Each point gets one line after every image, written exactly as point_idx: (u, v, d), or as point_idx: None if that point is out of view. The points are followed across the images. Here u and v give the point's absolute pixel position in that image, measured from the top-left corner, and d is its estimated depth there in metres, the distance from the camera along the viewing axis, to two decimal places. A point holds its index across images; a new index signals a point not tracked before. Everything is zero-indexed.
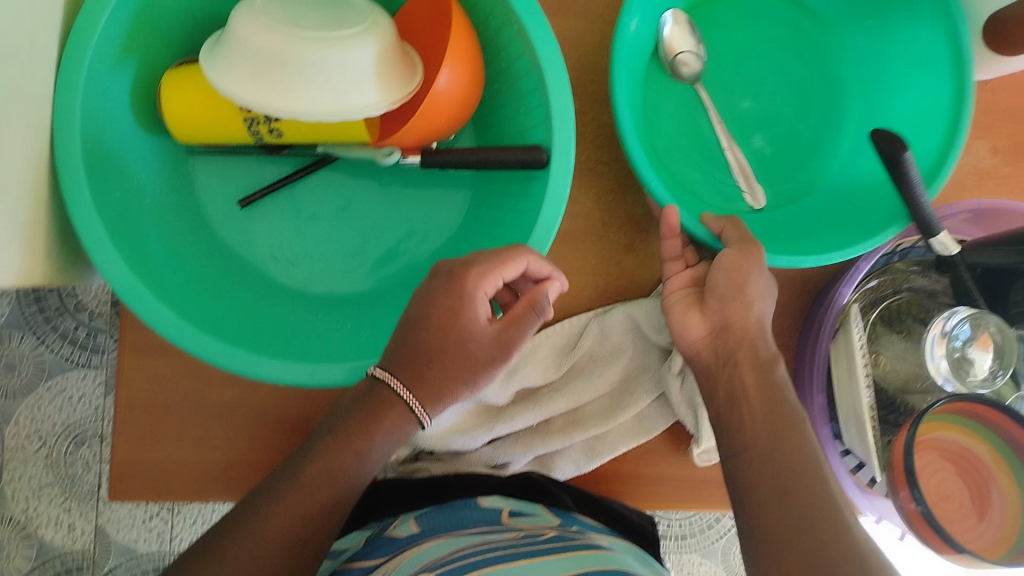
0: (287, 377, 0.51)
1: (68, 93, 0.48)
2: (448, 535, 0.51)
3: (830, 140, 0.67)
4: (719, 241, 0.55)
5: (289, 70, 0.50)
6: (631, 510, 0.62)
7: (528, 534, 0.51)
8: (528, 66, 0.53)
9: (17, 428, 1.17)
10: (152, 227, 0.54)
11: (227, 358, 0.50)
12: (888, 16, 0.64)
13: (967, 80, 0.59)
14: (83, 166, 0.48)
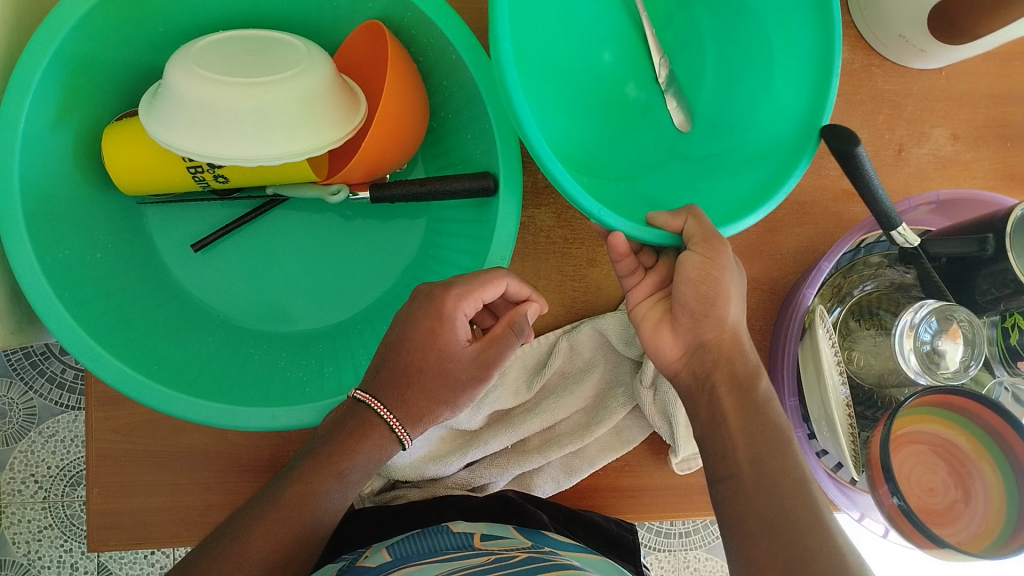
0: (248, 423, 0.50)
1: (5, 157, 0.48)
2: (421, 563, 0.49)
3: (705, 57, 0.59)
4: (680, 237, 0.50)
5: (229, 117, 0.50)
6: (609, 520, 0.61)
7: (500, 558, 0.50)
8: (470, 93, 0.53)
9: (12, 474, 1.17)
10: (106, 279, 0.54)
11: (184, 408, 0.50)
12: None
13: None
14: (25, 229, 0.48)
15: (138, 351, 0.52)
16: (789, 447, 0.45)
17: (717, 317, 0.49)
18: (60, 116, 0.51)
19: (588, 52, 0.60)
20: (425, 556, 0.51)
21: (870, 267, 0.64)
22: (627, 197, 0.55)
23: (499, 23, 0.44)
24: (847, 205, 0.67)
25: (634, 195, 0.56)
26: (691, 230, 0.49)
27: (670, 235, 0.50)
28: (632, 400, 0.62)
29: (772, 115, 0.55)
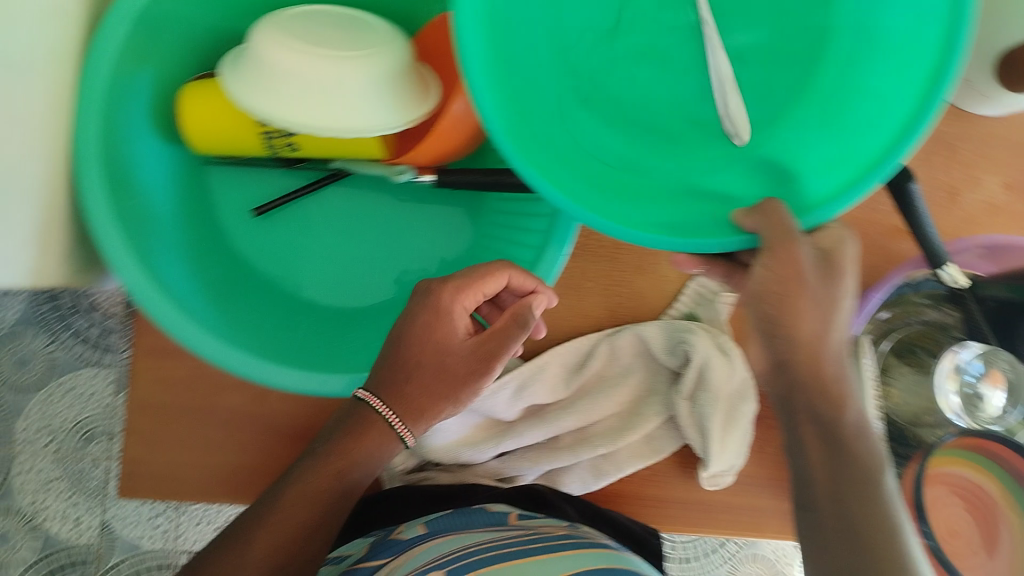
0: (287, 382, 0.51)
1: (88, 101, 0.48)
2: (456, 534, 0.54)
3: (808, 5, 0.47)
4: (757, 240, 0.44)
5: (308, 88, 0.50)
6: (637, 523, 0.62)
7: (535, 531, 0.53)
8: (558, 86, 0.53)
9: (27, 423, 1.18)
10: (168, 234, 0.55)
11: (230, 360, 0.51)
12: None
13: None
14: (101, 175, 0.49)
15: (196, 308, 0.53)
16: (827, 467, 0.47)
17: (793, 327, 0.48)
18: (144, 70, 0.52)
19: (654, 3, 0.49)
20: (462, 528, 0.55)
21: (918, 302, 0.63)
22: (743, 173, 0.48)
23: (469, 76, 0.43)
24: (898, 241, 0.67)
25: (749, 164, 0.48)
26: (761, 230, 0.43)
27: (751, 237, 0.44)
28: (667, 410, 0.63)
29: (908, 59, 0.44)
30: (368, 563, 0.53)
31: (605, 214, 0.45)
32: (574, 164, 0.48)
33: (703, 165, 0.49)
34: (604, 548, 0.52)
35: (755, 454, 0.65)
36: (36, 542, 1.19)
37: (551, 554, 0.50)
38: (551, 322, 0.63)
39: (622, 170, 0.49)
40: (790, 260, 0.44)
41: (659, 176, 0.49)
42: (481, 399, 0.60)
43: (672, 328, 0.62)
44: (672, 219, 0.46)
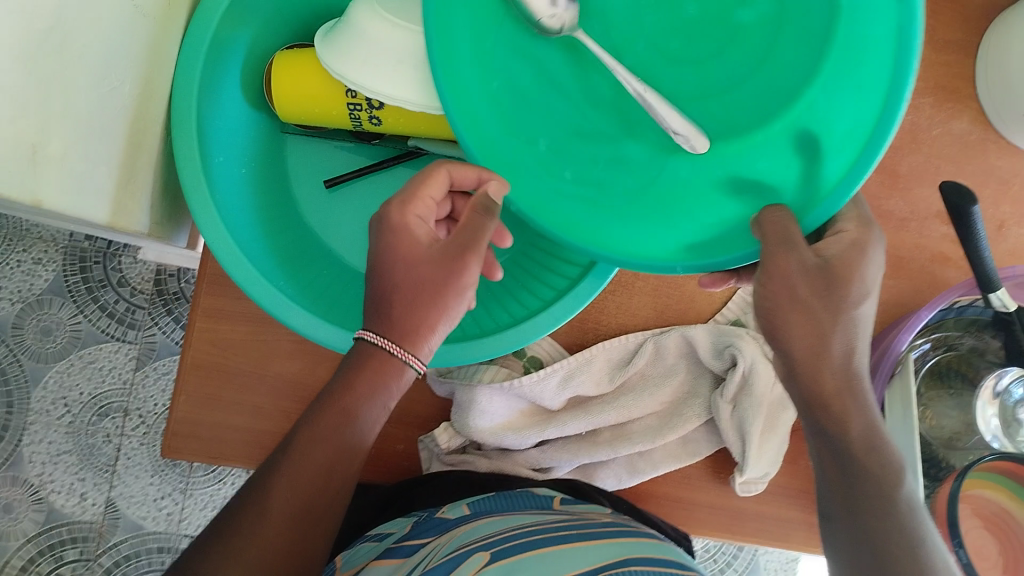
0: (320, 335, 0.51)
1: (193, 53, 0.50)
2: (501, 514, 0.54)
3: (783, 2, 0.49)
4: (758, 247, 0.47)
5: (398, 58, 0.52)
6: (666, 523, 0.63)
7: (579, 518, 0.53)
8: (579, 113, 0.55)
9: (43, 393, 1.15)
10: (246, 191, 0.56)
11: (276, 307, 0.51)
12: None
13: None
14: (196, 124, 0.51)
15: (267, 263, 0.54)
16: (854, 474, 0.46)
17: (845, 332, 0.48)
18: (243, 33, 0.54)
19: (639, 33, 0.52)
20: (506, 510, 0.55)
21: (956, 328, 0.64)
22: (784, 158, 0.49)
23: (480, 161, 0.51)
24: (942, 269, 0.68)
25: (790, 143, 0.49)
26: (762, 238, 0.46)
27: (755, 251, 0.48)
28: (706, 413, 0.63)
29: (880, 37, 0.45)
30: (413, 540, 0.53)
31: (630, 243, 0.51)
32: (613, 189, 0.52)
33: (744, 153, 0.50)
34: (652, 538, 0.51)
35: (789, 465, 0.66)
36: (38, 515, 1.13)
37: (602, 540, 0.49)
38: (599, 317, 0.65)
39: (672, 176, 0.51)
40: (781, 271, 0.46)
41: (696, 177, 0.51)
42: (530, 384, 0.62)
43: (719, 332, 0.63)
44: (704, 229, 0.50)
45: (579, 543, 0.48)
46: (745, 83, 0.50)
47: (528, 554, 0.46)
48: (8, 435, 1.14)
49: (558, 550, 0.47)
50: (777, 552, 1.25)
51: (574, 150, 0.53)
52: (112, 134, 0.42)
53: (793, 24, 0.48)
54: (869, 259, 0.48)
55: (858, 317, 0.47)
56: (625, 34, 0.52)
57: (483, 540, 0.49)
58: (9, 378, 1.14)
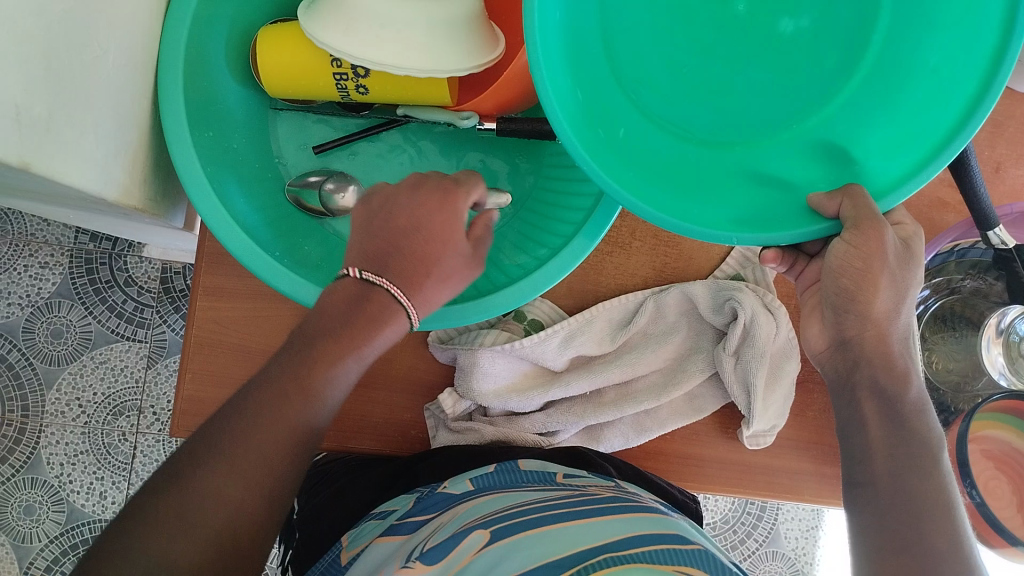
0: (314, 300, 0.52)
1: (175, 31, 0.50)
2: (504, 491, 0.54)
3: (713, 85, 0.54)
4: (836, 224, 0.46)
5: (380, 27, 0.52)
6: (675, 489, 0.63)
7: (585, 492, 0.53)
8: (641, 133, 0.53)
9: (57, 395, 1.15)
10: (238, 169, 0.56)
11: (266, 271, 0.51)
12: (644, 56, 0.54)
13: (707, 106, 0.54)
14: (184, 103, 0.51)
15: (263, 236, 0.55)
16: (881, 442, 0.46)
17: (862, 308, 0.47)
18: (227, 7, 0.54)
19: (690, 46, 0.53)
20: (508, 487, 0.55)
21: (958, 271, 0.63)
22: (813, 164, 0.51)
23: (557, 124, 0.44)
24: (942, 214, 0.68)
25: (809, 149, 0.52)
26: (846, 213, 0.45)
27: (831, 224, 0.46)
28: (710, 366, 0.64)
29: (967, 77, 0.44)
30: (416, 517, 0.53)
31: (677, 211, 0.47)
32: (766, 151, 0.53)
33: (925, 3, 0.47)
34: (658, 513, 0.51)
35: (797, 418, 0.66)
36: (59, 516, 1.14)
37: (599, 518, 0.48)
38: (598, 279, 0.65)
39: (676, 169, 0.52)
40: (873, 250, 0.44)
41: (715, 165, 0.53)
42: (531, 345, 0.62)
43: (718, 287, 0.62)
44: (842, 137, 0.51)
45: (585, 520, 0.48)
46: (749, 115, 0.53)
47: (526, 534, 0.46)
48: (25, 438, 1.14)
49: (562, 528, 0.47)
50: (797, 521, 1.25)
51: (606, 120, 0.52)
52: (95, 100, 0.43)
53: (731, 114, 0.54)
54: (916, 263, 0.47)
55: (891, 311, 0.47)
56: (658, 60, 0.54)
57: (485, 518, 0.49)
58: (22, 382, 1.15)
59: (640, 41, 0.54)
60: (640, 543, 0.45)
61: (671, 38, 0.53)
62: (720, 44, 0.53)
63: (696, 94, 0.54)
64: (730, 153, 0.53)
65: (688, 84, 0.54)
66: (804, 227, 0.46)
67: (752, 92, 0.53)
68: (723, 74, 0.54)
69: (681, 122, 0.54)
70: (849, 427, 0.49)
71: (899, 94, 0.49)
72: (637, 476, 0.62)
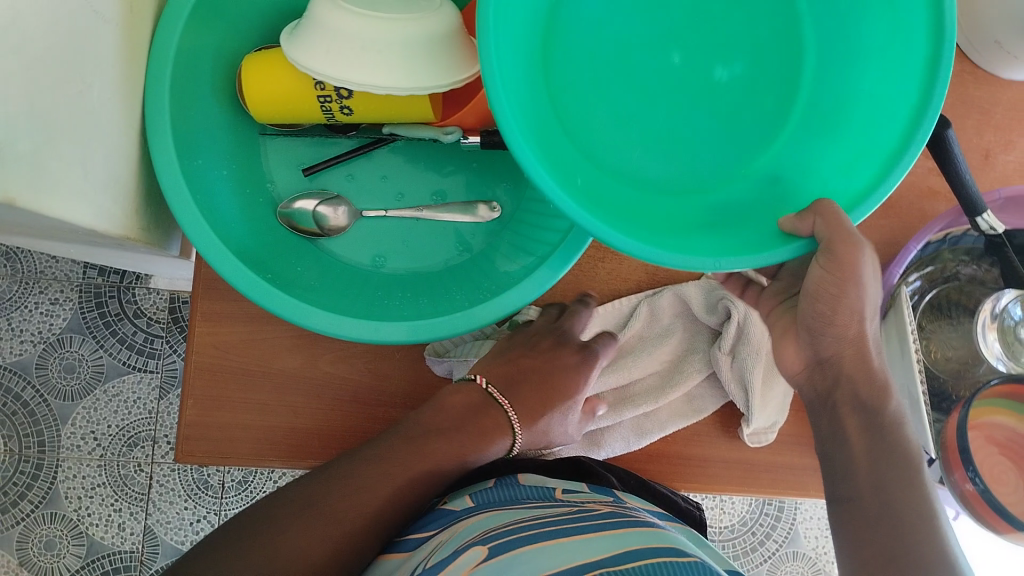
0: (310, 322, 0.53)
1: (159, 63, 0.52)
2: (501, 508, 0.55)
3: (659, 133, 0.54)
4: (812, 240, 0.45)
5: (359, 48, 0.53)
6: (678, 496, 0.65)
7: (582, 509, 0.55)
8: (599, 179, 0.52)
9: (73, 429, 1.16)
10: (229, 196, 0.57)
11: (260, 294, 0.53)
12: (590, 110, 0.54)
13: (656, 157, 0.54)
14: (172, 133, 0.52)
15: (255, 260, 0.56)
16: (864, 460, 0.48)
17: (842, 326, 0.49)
18: (210, 37, 0.55)
19: (633, 98, 0.54)
20: (507, 504, 0.57)
21: (954, 259, 0.64)
22: (771, 200, 0.50)
23: (518, 147, 0.40)
24: (933, 203, 0.68)
25: (763, 187, 0.52)
26: (821, 231, 0.44)
27: (806, 242, 0.45)
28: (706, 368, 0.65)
29: (900, 93, 0.46)
30: (416, 533, 0.56)
31: (653, 239, 0.45)
32: (723, 191, 0.53)
33: (846, 32, 0.50)
34: (654, 526, 0.52)
35: (798, 414, 0.65)
36: (80, 549, 1.15)
37: (593, 534, 0.49)
38: (592, 285, 0.65)
39: (640, 210, 0.50)
40: (849, 261, 0.45)
41: (676, 208, 0.52)
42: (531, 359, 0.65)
43: (711, 288, 0.63)
44: (794, 171, 0.51)
45: (579, 536, 0.49)
46: (696, 161, 0.54)
47: (525, 548, 0.47)
48: (43, 473, 1.16)
49: (556, 544, 0.48)
50: (815, 520, 1.23)
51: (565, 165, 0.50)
52: (81, 134, 0.44)
53: (680, 163, 0.54)
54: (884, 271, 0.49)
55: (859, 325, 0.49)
56: (603, 113, 0.54)
57: (483, 535, 0.51)
58: (37, 418, 1.16)
59: (583, 94, 0.54)
60: (640, 557, 0.46)
61: (613, 90, 0.54)
62: (661, 92, 0.54)
63: (643, 145, 0.54)
64: (685, 198, 0.53)
65: (637, 133, 0.54)
66: (777, 250, 0.44)
67: (698, 137, 0.54)
68: (667, 122, 0.54)
69: (634, 173, 0.54)
70: (832, 439, 0.51)
71: (839, 124, 0.49)
72: (639, 487, 0.63)
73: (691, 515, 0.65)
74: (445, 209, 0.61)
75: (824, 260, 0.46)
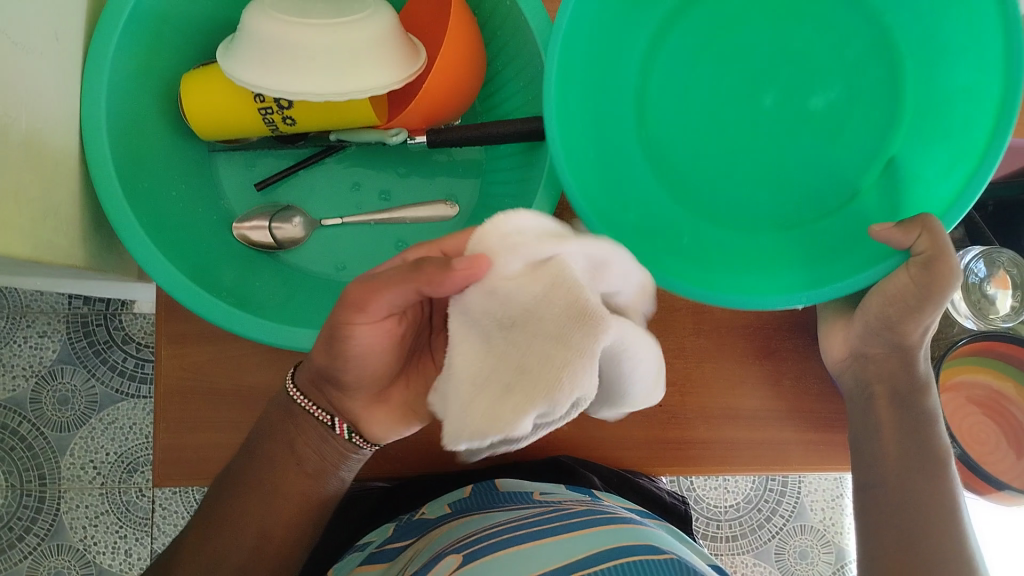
0: (263, 335, 0.52)
1: (93, 90, 0.51)
2: (478, 513, 0.58)
3: (768, 167, 0.57)
4: (898, 257, 0.47)
5: (292, 58, 0.53)
6: (663, 492, 0.71)
7: (555, 509, 0.57)
8: (707, 227, 0.56)
9: (72, 459, 1.16)
10: (177, 215, 0.57)
11: (213, 310, 0.52)
12: (716, 165, 0.58)
13: (779, 193, 0.57)
14: (111, 158, 0.52)
15: (206, 278, 0.55)
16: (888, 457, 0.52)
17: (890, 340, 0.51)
18: (144, 59, 0.55)
19: (733, 143, 0.57)
20: (486, 506, 0.60)
21: None
22: (880, 203, 0.52)
23: (580, 210, 0.49)
24: None
25: (881, 197, 0.52)
26: (920, 247, 0.45)
27: (897, 257, 0.47)
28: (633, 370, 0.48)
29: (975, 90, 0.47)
30: (398, 542, 0.59)
31: (742, 287, 0.51)
32: (841, 216, 0.54)
33: (934, 31, 0.50)
34: (627, 524, 0.54)
35: (773, 388, 0.65)
36: None
37: (558, 539, 0.51)
38: None
39: (744, 249, 0.55)
40: (942, 278, 0.45)
41: (781, 244, 0.54)
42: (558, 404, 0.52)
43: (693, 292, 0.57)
44: (909, 176, 0.51)
45: (542, 542, 0.51)
46: (808, 188, 0.56)
47: (497, 554, 0.49)
48: (45, 506, 1.16)
49: (521, 549, 0.50)
50: (820, 492, 1.17)
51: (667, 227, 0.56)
52: (10, 169, 0.44)
53: (796, 189, 0.56)
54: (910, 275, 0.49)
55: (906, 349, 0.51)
56: (695, 164, 0.58)
57: (456, 544, 0.53)
58: (36, 451, 1.16)
59: (679, 149, 0.58)
60: (604, 558, 0.48)
61: (716, 138, 0.58)
62: (762, 131, 0.57)
63: (749, 190, 0.57)
64: (803, 223, 0.55)
65: (751, 173, 0.57)
66: (853, 287, 0.48)
67: (811, 167, 0.56)
68: (780, 159, 0.57)
69: (750, 218, 0.56)
70: (863, 432, 0.54)
71: (945, 129, 0.49)
72: (620, 484, 0.68)
73: (675, 508, 0.71)
74: (412, 209, 0.61)
75: (918, 269, 0.46)
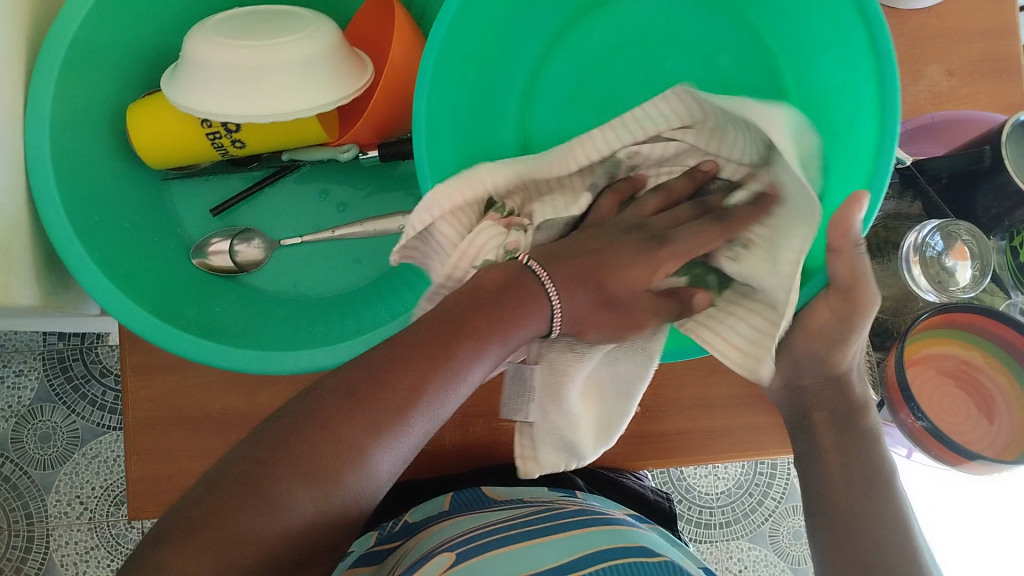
0: (226, 361, 0.52)
1: (37, 127, 0.51)
2: (464, 513, 0.59)
3: None
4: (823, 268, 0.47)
5: (236, 80, 0.52)
6: (646, 489, 0.70)
7: (545, 509, 0.57)
8: None
9: (58, 496, 1.15)
10: (133, 247, 0.57)
11: (173, 339, 0.51)
12: None
13: None
14: (59, 195, 0.51)
15: (165, 306, 0.55)
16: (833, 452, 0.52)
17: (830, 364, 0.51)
18: (87, 93, 0.55)
19: None
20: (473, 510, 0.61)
21: None
22: None
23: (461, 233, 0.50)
24: None
25: None
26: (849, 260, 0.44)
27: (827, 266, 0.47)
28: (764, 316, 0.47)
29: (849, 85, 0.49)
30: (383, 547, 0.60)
31: None
32: None
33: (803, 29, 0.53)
34: (616, 524, 0.54)
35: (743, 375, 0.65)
36: None
37: (548, 538, 0.51)
38: None
39: None
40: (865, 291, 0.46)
41: None
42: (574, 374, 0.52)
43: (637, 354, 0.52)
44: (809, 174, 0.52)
45: (532, 542, 0.51)
46: None
47: (489, 553, 0.49)
48: (35, 544, 1.14)
49: (510, 550, 0.50)
50: None
51: None
52: None
53: None
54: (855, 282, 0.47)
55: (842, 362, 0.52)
56: None
57: (447, 542, 0.53)
58: (20, 491, 1.14)
59: None
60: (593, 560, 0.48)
61: None
62: None
63: None
64: None
65: None
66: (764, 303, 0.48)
67: None
68: None
69: None
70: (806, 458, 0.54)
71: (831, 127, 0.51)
72: (602, 485, 0.68)
73: (661, 506, 0.70)
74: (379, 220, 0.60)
75: (838, 300, 0.48)
